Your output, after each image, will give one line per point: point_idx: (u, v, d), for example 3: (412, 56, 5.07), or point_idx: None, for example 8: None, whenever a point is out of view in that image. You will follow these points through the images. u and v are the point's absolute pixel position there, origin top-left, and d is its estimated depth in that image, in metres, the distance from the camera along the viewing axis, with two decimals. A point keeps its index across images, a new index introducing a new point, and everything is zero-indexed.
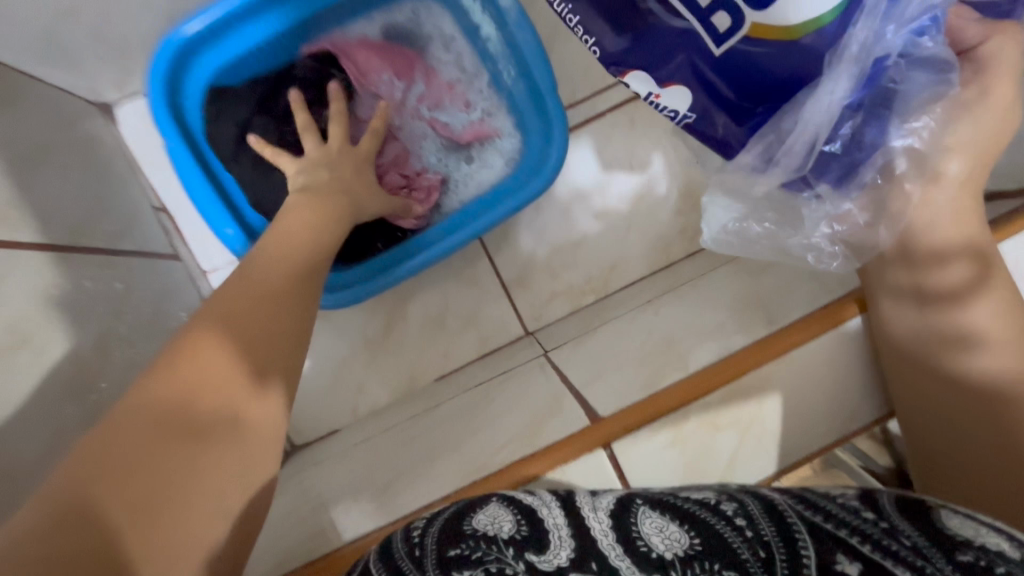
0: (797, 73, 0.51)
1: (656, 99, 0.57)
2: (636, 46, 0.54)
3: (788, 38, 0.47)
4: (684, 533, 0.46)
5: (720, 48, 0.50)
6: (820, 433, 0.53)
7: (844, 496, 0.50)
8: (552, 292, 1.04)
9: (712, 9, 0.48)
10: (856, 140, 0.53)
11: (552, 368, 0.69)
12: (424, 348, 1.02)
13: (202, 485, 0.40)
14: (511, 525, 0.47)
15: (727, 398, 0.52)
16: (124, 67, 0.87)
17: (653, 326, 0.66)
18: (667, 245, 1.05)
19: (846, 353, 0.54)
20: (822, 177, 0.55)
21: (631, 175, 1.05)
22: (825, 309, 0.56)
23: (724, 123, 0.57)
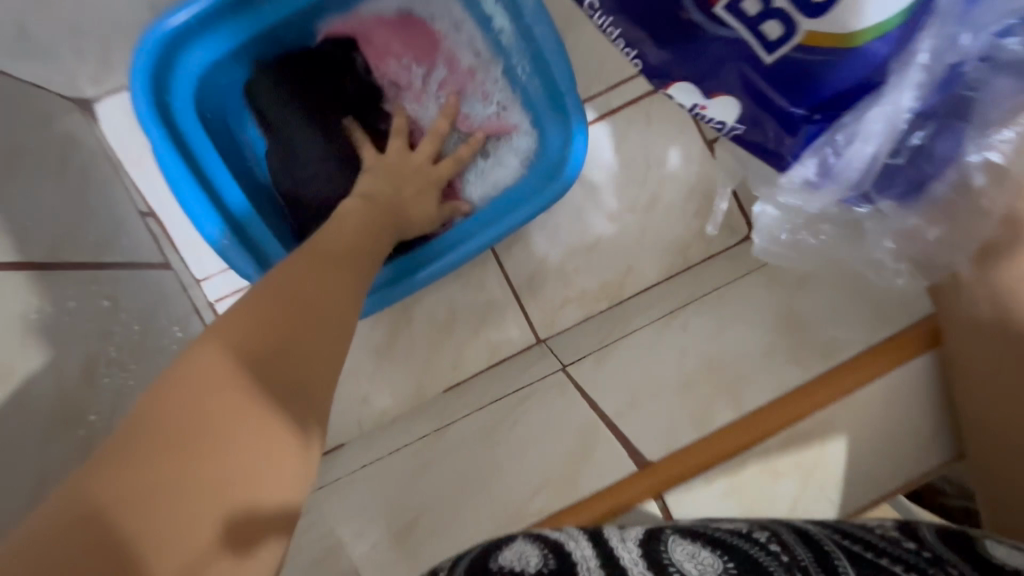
0: (859, 83, 0.44)
1: (702, 111, 0.52)
2: (680, 58, 0.46)
3: (848, 47, 0.41)
4: (716, 558, 0.41)
5: (771, 56, 0.43)
6: (887, 473, 0.49)
7: (883, 528, 0.47)
8: (565, 298, 0.95)
9: (763, 18, 0.40)
10: (926, 151, 0.50)
11: (577, 391, 0.64)
12: (432, 357, 0.95)
13: (230, 464, 0.35)
14: (538, 559, 0.41)
15: (785, 443, 0.48)
16: (105, 59, 0.80)
17: (687, 345, 0.61)
18: (685, 247, 0.95)
19: (917, 386, 0.50)
20: (886, 194, 0.52)
21: (647, 174, 0.95)
22: (897, 337, 0.50)
23: (776, 133, 0.49)
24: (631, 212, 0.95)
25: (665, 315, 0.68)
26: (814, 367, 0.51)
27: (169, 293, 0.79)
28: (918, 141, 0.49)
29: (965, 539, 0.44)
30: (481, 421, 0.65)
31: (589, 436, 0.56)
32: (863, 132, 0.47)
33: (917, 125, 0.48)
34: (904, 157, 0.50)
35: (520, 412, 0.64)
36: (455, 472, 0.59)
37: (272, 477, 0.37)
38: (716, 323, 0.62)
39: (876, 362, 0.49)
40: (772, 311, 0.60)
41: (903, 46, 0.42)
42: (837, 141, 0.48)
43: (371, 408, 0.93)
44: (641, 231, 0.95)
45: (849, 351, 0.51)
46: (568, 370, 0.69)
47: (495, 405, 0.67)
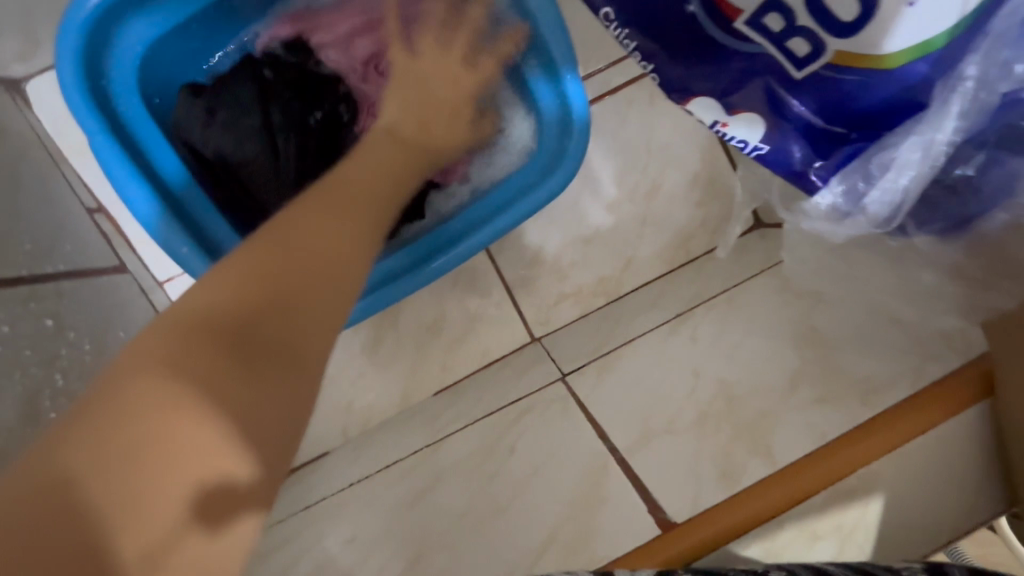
0: (897, 102, 0.41)
1: (723, 128, 0.48)
2: (698, 73, 0.45)
3: (881, 68, 0.38)
4: None
5: (801, 71, 0.40)
6: (929, 523, 0.45)
7: (909, 569, 0.41)
8: (560, 294, 0.78)
9: (790, 34, 0.38)
10: (973, 185, 0.45)
11: (574, 406, 0.57)
12: (415, 368, 0.77)
13: (179, 453, 0.29)
14: None
15: (825, 503, 0.45)
16: (31, 32, 0.69)
17: (700, 366, 0.56)
18: (687, 240, 0.78)
19: (958, 438, 0.46)
20: (925, 227, 0.48)
21: (649, 159, 0.78)
22: (941, 385, 0.46)
23: (803, 156, 0.46)
24: (632, 203, 0.78)
25: (671, 317, 0.60)
26: (853, 416, 0.48)
27: (130, 303, 0.69)
28: (968, 172, 0.45)
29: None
30: (478, 435, 0.59)
31: (598, 477, 0.53)
32: (895, 163, 0.43)
33: (966, 153, 0.44)
34: (946, 187, 0.46)
35: (518, 431, 0.58)
36: (456, 500, 0.55)
37: (213, 438, 0.30)
38: (734, 332, 0.56)
39: (924, 412, 0.45)
40: (793, 324, 0.54)
41: (946, 70, 0.38)
42: (869, 169, 0.44)
43: (358, 415, 0.76)
44: (642, 223, 0.78)
45: (888, 400, 0.48)
46: (567, 378, 0.60)
47: (487, 419, 0.60)
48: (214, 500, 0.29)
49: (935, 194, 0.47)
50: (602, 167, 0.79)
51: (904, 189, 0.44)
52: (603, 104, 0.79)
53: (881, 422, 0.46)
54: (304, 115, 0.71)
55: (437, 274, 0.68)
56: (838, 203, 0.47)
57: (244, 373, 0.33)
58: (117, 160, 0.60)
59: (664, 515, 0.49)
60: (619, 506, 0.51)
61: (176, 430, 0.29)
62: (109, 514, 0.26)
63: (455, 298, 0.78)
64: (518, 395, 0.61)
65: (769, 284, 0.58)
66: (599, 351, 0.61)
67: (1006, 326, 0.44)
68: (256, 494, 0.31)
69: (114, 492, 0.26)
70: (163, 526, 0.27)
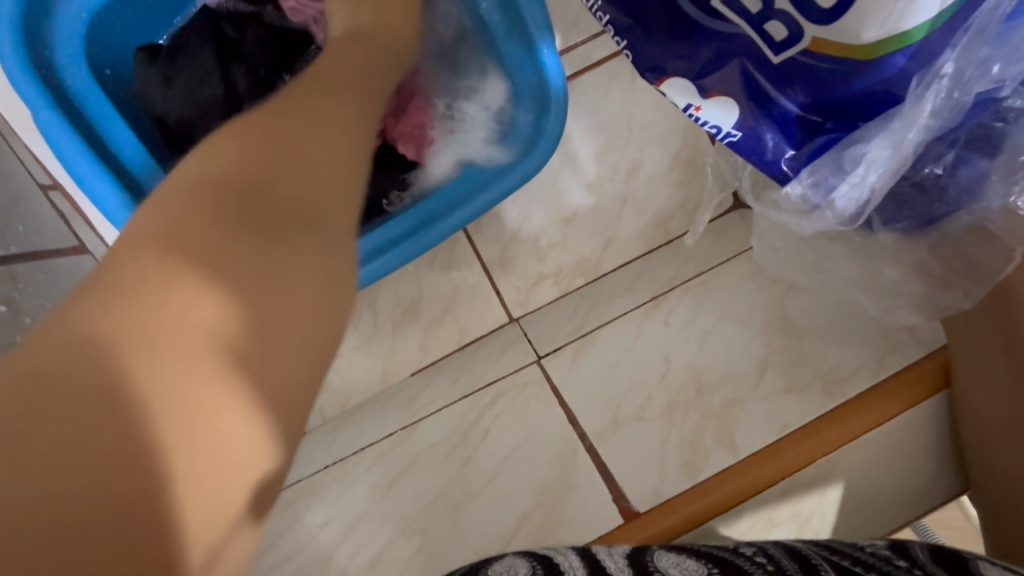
0: (874, 94, 0.40)
1: (695, 112, 0.46)
2: (673, 48, 0.44)
3: (860, 58, 0.37)
4: (701, 564, 0.42)
5: (779, 56, 0.40)
6: (880, 506, 0.48)
7: (873, 547, 0.44)
8: (538, 274, 0.77)
9: (767, 16, 0.38)
10: (939, 185, 0.43)
11: (548, 390, 0.57)
12: (392, 348, 0.76)
13: (209, 452, 0.31)
14: (527, 571, 0.40)
15: (783, 493, 0.48)
16: None
17: (672, 351, 0.56)
18: (665, 220, 0.77)
19: (917, 431, 0.48)
20: (891, 223, 0.45)
21: (630, 136, 0.76)
22: (898, 377, 0.49)
23: (775, 145, 0.45)
24: (613, 182, 0.77)
25: (648, 299, 0.59)
26: (814, 408, 0.50)
27: None
28: (938, 171, 0.42)
29: (961, 561, 0.40)
30: (451, 418, 0.58)
31: (567, 465, 0.54)
32: (865, 159, 0.42)
33: (936, 151, 0.42)
34: (915, 185, 0.44)
35: (492, 415, 0.57)
36: (431, 485, 0.56)
37: (241, 432, 0.33)
38: (708, 316, 0.56)
39: (880, 403, 0.48)
40: (765, 308, 0.55)
41: (924, 62, 0.37)
42: (840, 163, 0.43)
43: (334, 395, 0.75)
44: (622, 204, 0.77)
45: (855, 386, 0.50)
46: (542, 361, 0.58)
47: (461, 403, 0.59)
48: (260, 484, 0.34)
49: (903, 192, 0.44)
50: (582, 146, 0.77)
51: (873, 187, 0.43)
52: (585, 79, 0.77)
53: (839, 413, 0.49)
54: (272, 81, 0.70)
55: (411, 253, 0.65)
56: (808, 194, 0.45)
57: (270, 373, 0.35)
58: (70, 138, 0.56)
59: (628, 504, 0.51)
60: (592, 489, 0.52)
61: (222, 434, 0.32)
62: (185, 520, 0.30)
63: (431, 279, 0.77)
64: (493, 376, 0.59)
65: (744, 269, 0.57)
66: (576, 333, 0.59)
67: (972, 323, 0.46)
68: (286, 470, 0.37)
69: (179, 504, 0.30)
70: (224, 514, 0.32)
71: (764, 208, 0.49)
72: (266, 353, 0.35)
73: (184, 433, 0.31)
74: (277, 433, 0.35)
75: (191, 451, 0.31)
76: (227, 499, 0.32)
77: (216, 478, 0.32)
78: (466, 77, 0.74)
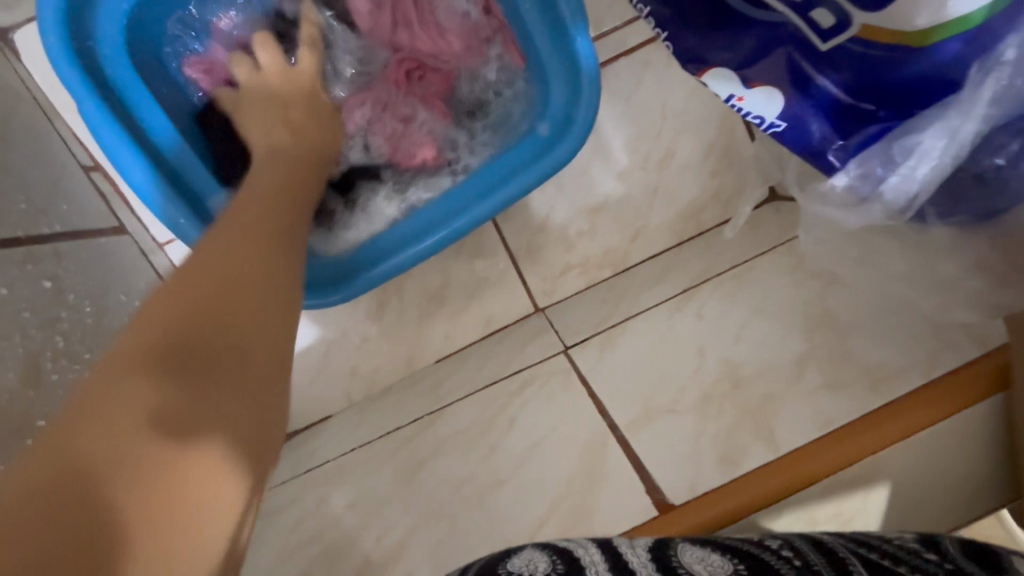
0: (932, 79, 0.37)
1: (737, 102, 0.44)
2: (719, 38, 0.42)
3: (914, 46, 0.35)
4: (727, 560, 0.41)
5: (827, 43, 0.38)
6: (926, 506, 0.47)
7: (901, 540, 0.43)
8: (566, 263, 0.77)
9: (811, 5, 0.36)
10: (1000, 177, 0.40)
11: (577, 381, 0.57)
12: (420, 334, 0.77)
13: (170, 458, 0.27)
14: (547, 564, 0.40)
15: (826, 491, 0.46)
16: None
17: (707, 344, 0.54)
18: (697, 210, 0.75)
19: (971, 435, 0.46)
20: (945, 217, 0.43)
21: (664, 123, 0.74)
22: (954, 377, 0.46)
23: (822, 134, 0.43)
24: (645, 172, 0.75)
25: (680, 292, 0.58)
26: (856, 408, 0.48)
27: (131, 264, 0.66)
28: (1000, 162, 0.39)
29: (993, 558, 0.40)
30: (479, 405, 0.59)
31: (595, 455, 0.53)
32: (917, 150, 0.40)
33: (999, 141, 0.39)
34: (974, 176, 0.41)
35: (518, 404, 0.57)
36: (460, 470, 0.56)
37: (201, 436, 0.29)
38: (741, 311, 0.55)
39: (926, 406, 0.46)
40: (803, 302, 0.53)
41: (983, 47, 0.35)
42: (890, 154, 0.41)
43: (361, 379, 0.76)
44: (654, 194, 0.75)
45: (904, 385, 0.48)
46: (569, 351, 0.58)
47: (489, 389, 0.59)
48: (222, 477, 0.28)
49: (961, 183, 0.42)
50: (615, 134, 0.75)
51: (927, 181, 0.40)
52: (619, 65, 0.75)
53: (875, 418, 0.47)
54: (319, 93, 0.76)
55: (404, 265, 0.64)
56: (856, 185, 0.43)
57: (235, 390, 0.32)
58: (108, 125, 0.56)
59: (662, 497, 0.50)
60: (617, 481, 0.51)
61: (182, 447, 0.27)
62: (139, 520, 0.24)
63: (461, 266, 0.77)
64: (518, 365, 0.60)
65: (783, 263, 0.55)
66: (603, 323, 0.59)
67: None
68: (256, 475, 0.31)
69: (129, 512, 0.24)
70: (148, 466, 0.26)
71: (809, 202, 0.45)
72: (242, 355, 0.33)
73: (139, 451, 0.26)
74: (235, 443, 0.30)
75: (142, 479, 0.25)
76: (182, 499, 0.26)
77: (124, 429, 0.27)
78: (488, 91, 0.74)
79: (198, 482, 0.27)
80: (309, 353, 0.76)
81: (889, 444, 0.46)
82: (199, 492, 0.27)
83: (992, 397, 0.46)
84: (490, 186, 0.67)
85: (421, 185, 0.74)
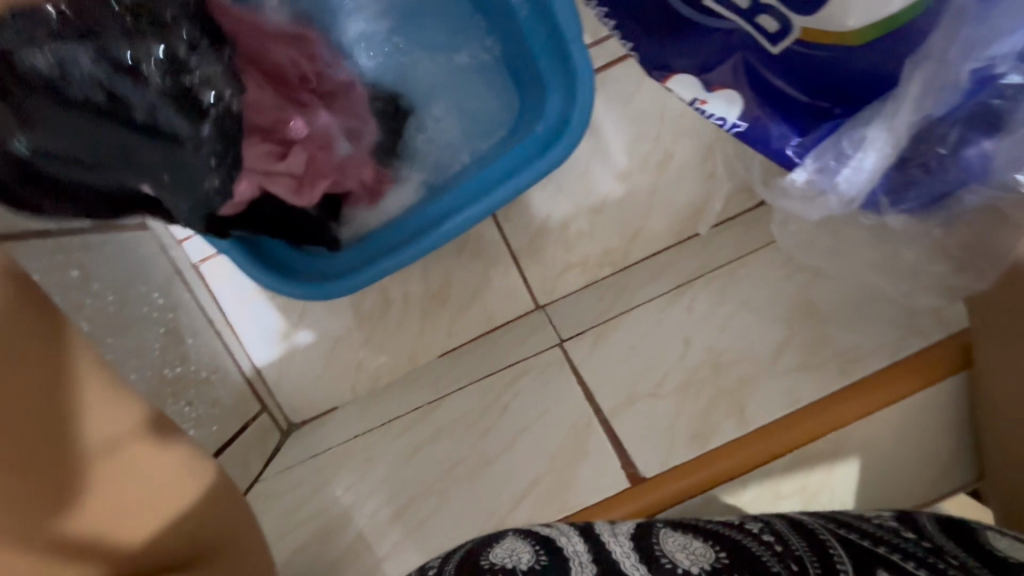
0: (876, 74, 0.40)
1: (701, 105, 0.47)
2: (679, 45, 0.44)
3: (847, 44, 0.38)
4: (709, 547, 0.41)
5: (776, 47, 0.41)
6: (902, 490, 0.48)
7: (879, 518, 0.44)
8: (565, 262, 0.79)
9: (755, 12, 0.39)
10: (945, 164, 0.42)
11: (569, 370, 0.59)
12: (424, 328, 0.80)
13: (135, 492, 0.37)
14: (530, 554, 0.41)
15: (790, 466, 0.48)
16: None
17: (693, 334, 0.56)
18: (693, 211, 0.77)
19: (945, 421, 0.47)
20: (898, 206, 0.46)
21: (661, 127, 0.77)
22: (919, 357, 0.47)
23: (781, 134, 0.46)
24: (642, 173, 0.78)
25: (672, 290, 0.61)
26: (827, 385, 0.49)
27: (148, 261, 0.69)
28: (942, 151, 0.42)
29: (969, 531, 0.40)
30: (476, 395, 0.62)
31: (581, 437, 0.55)
32: (864, 142, 0.43)
33: (940, 131, 0.41)
34: (921, 166, 0.43)
35: (512, 393, 0.60)
36: (453, 453, 0.58)
37: (251, 528, 0.42)
38: (728, 304, 0.56)
39: (891, 385, 0.47)
40: (787, 295, 0.55)
41: (915, 44, 0.37)
42: (842, 148, 0.44)
43: (367, 372, 0.80)
44: (651, 195, 0.78)
45: (871, 365, 0.48)
46: (564, 346, 0.62)
47: (485, 381, 0.63)
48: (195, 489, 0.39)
49: (910, 172, 0.44)
50: (613, 137, 0.78)
51: (875, 170, 0.43)
52: (615, 70, 0.77)
53: (837, 399, 0.48)
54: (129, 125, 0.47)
55: (404, 261, 0.66)
56: (814, 179, 0.46)
57: (212, 471, 0.41)
58: None
59: (635, 471, 0.51)
60: (600, 463, 0.53)
61: (159, 482, 0.38)
62: (129, 534, 0.35)
63: (462, 263, 0.80)
64: (518, 357, 0.64)
65: (771, 260, 0.57)
66: (598, 320, 0.63)
67: (989, 307, 0.44)
68: (252, 533, 0.42)
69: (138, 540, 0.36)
70: (125, 524, 0.35)
71: (773, 198, 0.49)
72: (187, 452, 0.40)
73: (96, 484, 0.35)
74: (252, 517, 0.43)
75: (124, 515, 0.36)
76: (183, 498, 0.38)
77: (168, 518, 0.37)
78: (480, 100, 0.77)
79: (138, 510, 0.36)
80: (318, 346, 0.80)
81: (851, 420, 0.47)
82: (158, 496, 0.37)
83: (945, 380, 0.47)
84: (487, 188, 0.70)
85: (414, 192, 0.76)
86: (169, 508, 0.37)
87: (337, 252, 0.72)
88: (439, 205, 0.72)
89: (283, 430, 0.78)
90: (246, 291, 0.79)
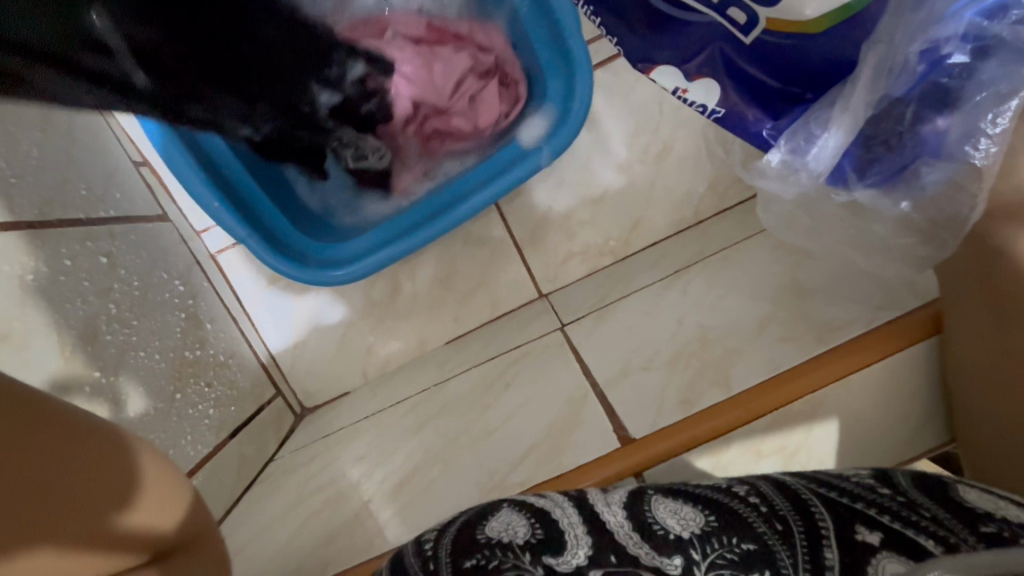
0: (834, 61, 0.44)
1: (683, 94, 0.50)
2: (658, 37, 0.46)
3: (807, 32, 0.42)
4: (698, 512, 0.44)
5: (748, 37, 0.43)
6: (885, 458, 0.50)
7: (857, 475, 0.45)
8: (567, 251, 0.82)
9: (726, 5, 0.41)
10: (905, 139, 0.47)
11: (568, 349, 0.62)
12: (431, 315, 0.83)
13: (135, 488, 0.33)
14: (526, 529, 0.44)
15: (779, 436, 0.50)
16: None
17: (686, 313, 0.59)
18: (692, 200, 0.80)
19: (925, 392, 0.50)
20: (863, 180, 0.49)
21: (661, 118, 0.79)
22: (892, 324, 0.49)
23: (757, 119, 0.50)
24: (642, 164, 0.80)
25: (669, 275, 0.64)
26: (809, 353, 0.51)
27: (171, 251, 0.73)
28: (901, 128, 0.47)
29: (940, 483, 0.42)
30: (480, 376, 0.65)
31: (577, 408, 0.58)
32: (828, 122, 0.47)
33: (898, 111, 0.46)
34: (883, 143, 0.48)
35: (514, 371, 0.64)
36: (460, 427, 0.62)
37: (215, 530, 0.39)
38: (721, 285, 0.59)
39: (867, 349, 0.49)
40: (775, 276, 0.57)
41: (868, 29, 0.41)
42: (811, 128, 0.48)
43: (377, 358, 0.83)
44: (651, 185, 0.80)
45: (849, 333, 0.51)
46: (565, 328, 0.65)
47: (490, 362, 0.66)
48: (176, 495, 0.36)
49: (875, 150, 0.48)
50: (612, 128, 0.80)
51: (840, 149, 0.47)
52: (616, 65, 0.79)
53: (818, 361, 0.50)
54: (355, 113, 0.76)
55: (410, 247, 0.70)
56: (788, 159, 0.50)
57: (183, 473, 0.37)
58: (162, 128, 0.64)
59: (626, 433, 0.54)
60: (595, 433, 0.56)
61: (154, 481, 0.35)
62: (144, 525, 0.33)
63: (468, 252, 0.83)
64: (523, 340, 0.68)
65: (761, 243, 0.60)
66: (596, 305, 0.66)
67: (958, 277, 0.47)
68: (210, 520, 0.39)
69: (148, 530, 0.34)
70: (132, 520, 0.33)
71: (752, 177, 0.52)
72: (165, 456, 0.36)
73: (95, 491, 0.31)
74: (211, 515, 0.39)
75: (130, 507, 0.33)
76: (178, 495, 0.36)
77: (165, 519, 0.35)
78: None
79: (142, 509, 0.33)
80: (330, 332, 0.83)
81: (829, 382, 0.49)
82: (159, 492, 0.35)
83: (919, 346, 0.49)
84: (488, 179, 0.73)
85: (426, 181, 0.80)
86: (167, 500, 0.35)
87: (351, 240, 0.75)
88: (444, 194, 0.75)
89: (296, 412, 0.82)
90: (263, 278, 0.83)
